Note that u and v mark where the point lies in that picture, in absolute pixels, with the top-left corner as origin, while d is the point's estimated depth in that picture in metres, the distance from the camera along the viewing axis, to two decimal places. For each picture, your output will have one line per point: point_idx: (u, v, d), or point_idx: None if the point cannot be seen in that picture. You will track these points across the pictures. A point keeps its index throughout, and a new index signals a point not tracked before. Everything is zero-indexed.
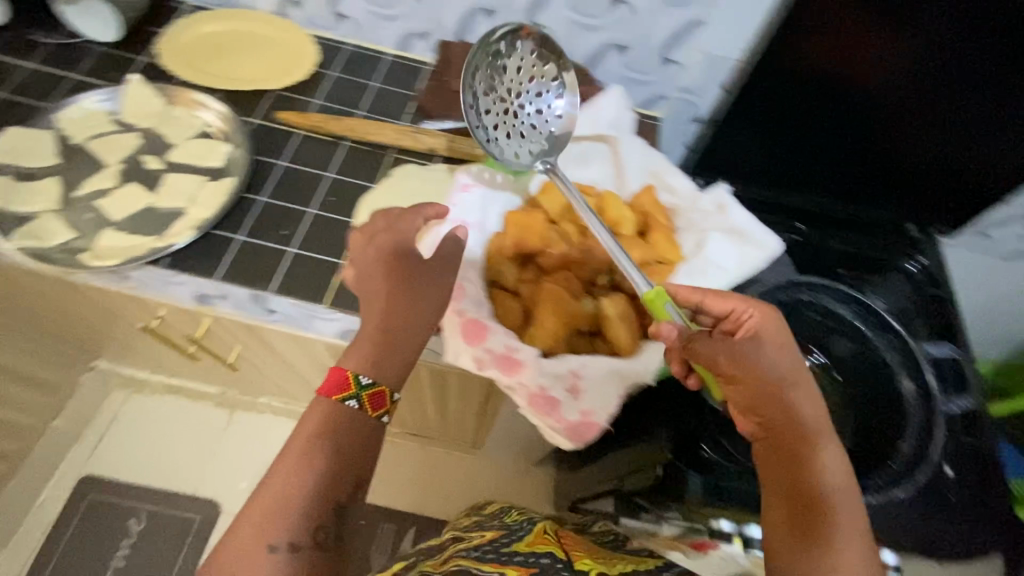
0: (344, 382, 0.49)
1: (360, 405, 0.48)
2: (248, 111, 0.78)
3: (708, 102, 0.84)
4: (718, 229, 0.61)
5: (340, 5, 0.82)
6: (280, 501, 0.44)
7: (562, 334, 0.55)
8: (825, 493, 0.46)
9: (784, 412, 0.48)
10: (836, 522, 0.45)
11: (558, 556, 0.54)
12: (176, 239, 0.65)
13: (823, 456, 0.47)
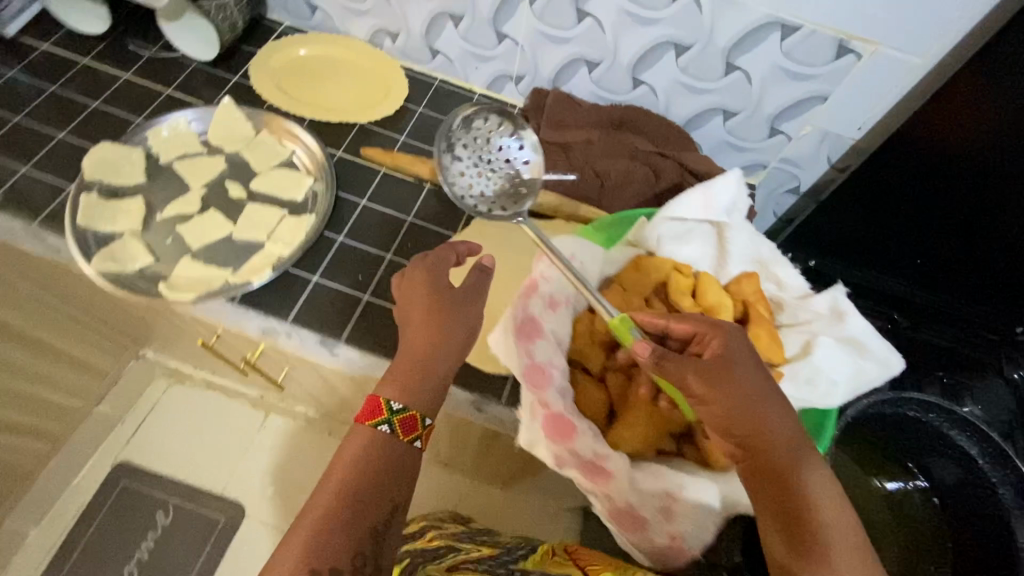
0: (377, 408, 0.49)
1: (392, 431, 0.48)
2: (334, 143, 0.76)
3: (812, 175, 0.78)
4: (832, 336, 0.56)
5: (435, 40, 0.79)
6: (322, 534, 0.43)
7: (652, 439, 0.51)
8: (809, 501, 0.42)
9: (743, 416, 0.44)
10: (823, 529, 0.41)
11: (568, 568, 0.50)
12: (254, 278, 0.63)
13: (809, 464, 0.44)
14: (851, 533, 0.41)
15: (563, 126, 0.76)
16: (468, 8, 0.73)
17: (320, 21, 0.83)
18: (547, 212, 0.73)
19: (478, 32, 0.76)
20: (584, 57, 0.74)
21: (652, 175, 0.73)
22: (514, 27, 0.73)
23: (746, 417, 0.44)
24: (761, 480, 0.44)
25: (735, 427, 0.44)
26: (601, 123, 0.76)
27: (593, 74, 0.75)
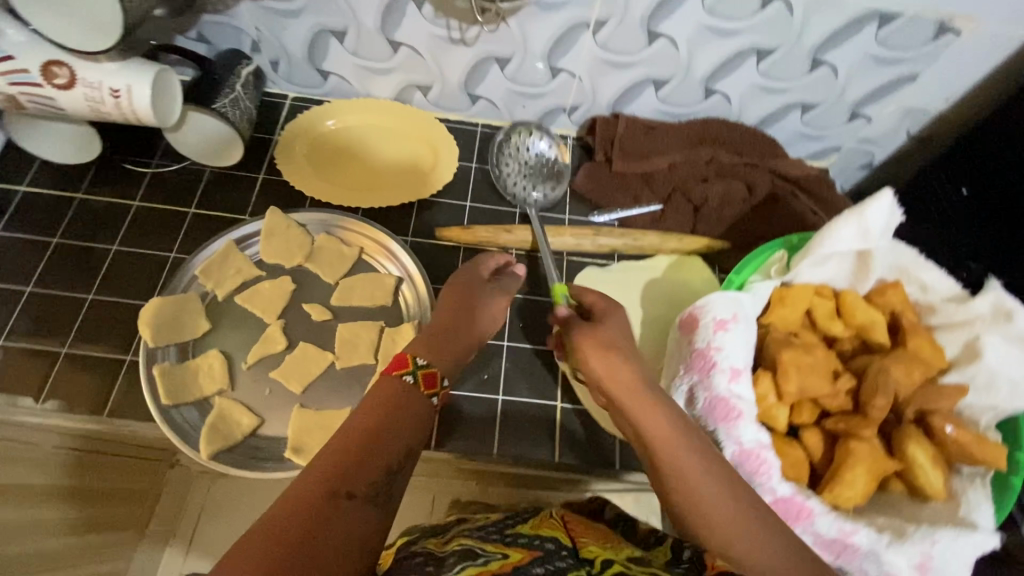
0: (403, 359, 0.47)
1: (415, 382, 0.45)
2: (399, 228, 0.68)
3: (887, 149, 0.76)
4: (1001, 335, 0.54)
5: (476, 86, 0.71)
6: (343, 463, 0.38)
7: (870, 492, 0.50)
8: (668, 448, 0.43)
9: (602, 378, 0.47)
10: (686, 472, 0.42)
11: (562, 540, 0.46)
12: None
13: (649, 416, 0.44)
14: (708, 474, 0.41)
15: (640, 156, 0.71)
16: (518, 48, 0.65)
17: (335, 86, 0.73)
18: (650, 253, 0.68)
19: (529, 70, 0.68)
20: (652, 77, 0.68)
21: (746, 190, 0.70)
22: (572, 60, 0.66)
23: (597, 376, 0.47)
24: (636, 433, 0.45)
25: (607, 391, 0.47)
26: (678, 143, 0.71)
27: (662, 93, 0.69)
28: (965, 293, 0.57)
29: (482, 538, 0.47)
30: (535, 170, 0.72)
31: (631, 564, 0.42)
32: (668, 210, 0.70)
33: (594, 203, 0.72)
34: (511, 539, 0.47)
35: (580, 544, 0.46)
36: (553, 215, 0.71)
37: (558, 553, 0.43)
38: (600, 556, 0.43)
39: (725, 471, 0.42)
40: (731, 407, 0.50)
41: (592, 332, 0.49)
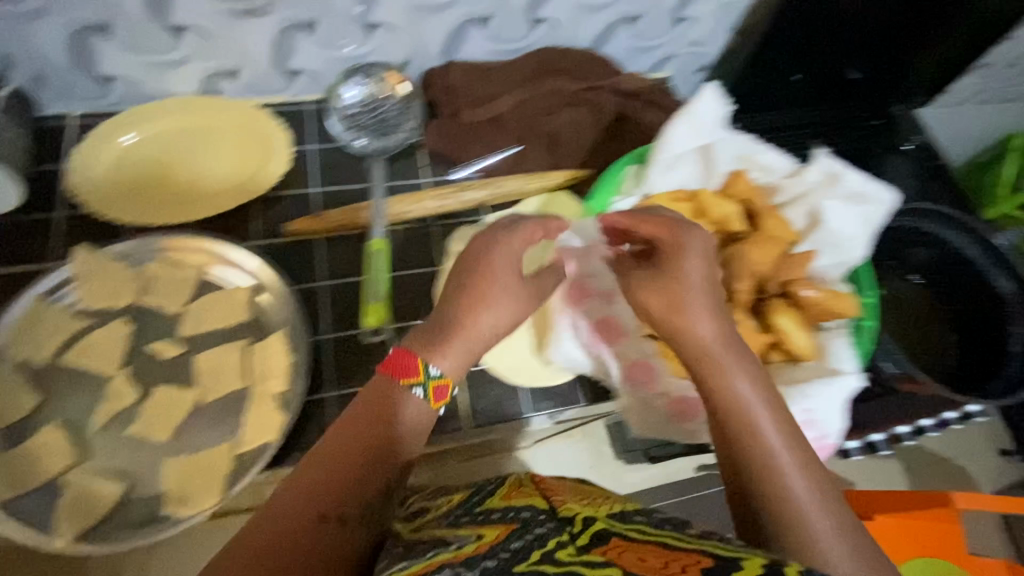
0: (410, 367, 0.42)
1: (426, 395, 0.42)
2: (243, 235, 0.62)
3: (715, 48, 0.79)
4: (834, 198, 0.59)
5: (290, 60, 0.64)
6: (325, 479, 0.37)
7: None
8: (749, 417, 0.40)
9: (697, 334, 0.43)
10: (763, 438, 0.39)
11: (540, 505, 0.40)
12: (269, 436, 0.52)
13: (700, 328, 0.43)
14: (781, 439, 0.39)
15: (483, 101, 0.68)
16: (320, 9, 0.59)
17: (126, 92, 0.64)
18: (516, 198, 0.67)
19: (342, 32, 0.62)
20: (472, 16, 0.64)
21: (594, 114, 0.69)
22: (384, 12, 0.61)
23: (695, 338, 0.43)
24: (710, 396, 0.42)
25: (691, 353, 0.43)
26: (517, 82, 0.69)
27: (488, 31, 0.67)
28: (799, 166, 0.62)
29: (451, 523, 0.40)
30: (370, 119, 0.67)
31: (615, 520, 0.36)
32: (525, 151, 0.68)
33: (450, 160, 0.68)
34: (483, 516, 0.41)
35: (561, 505, 0.40)
36: (410, 181, 0.67)
37: (536, 523, 0.36)
38: (581, 515, 0.37)
39: (796, 430, 0.40)
40: (616, 329, 0.58)
41: (670, 282, 0.45)
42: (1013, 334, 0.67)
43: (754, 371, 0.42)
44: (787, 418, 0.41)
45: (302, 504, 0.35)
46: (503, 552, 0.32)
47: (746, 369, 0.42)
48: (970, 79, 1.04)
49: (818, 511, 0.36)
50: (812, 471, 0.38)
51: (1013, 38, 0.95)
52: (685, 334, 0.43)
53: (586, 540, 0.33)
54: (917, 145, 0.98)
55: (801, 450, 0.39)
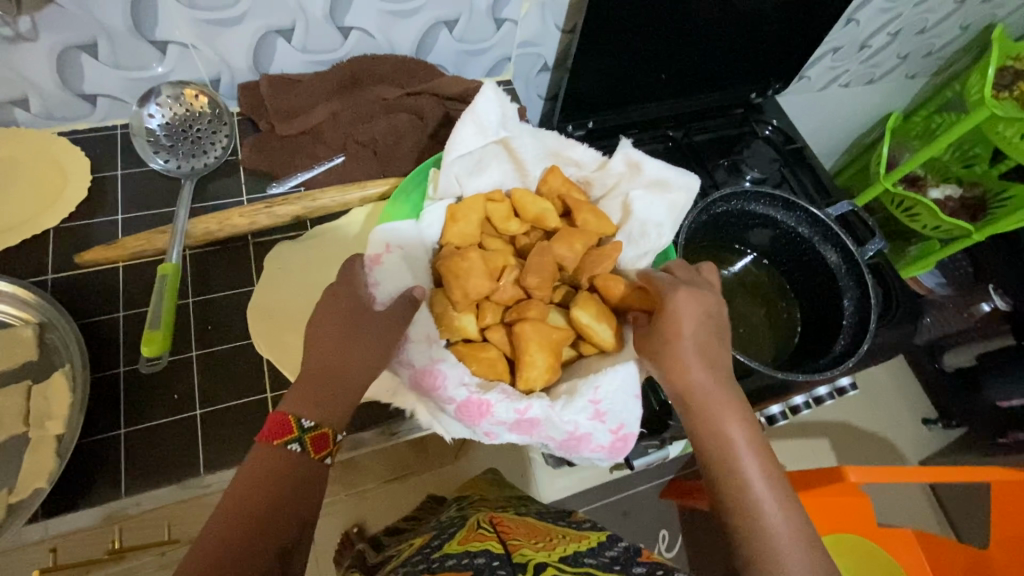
0: (285, 424, 0.42)
1: (304, 448, 0.42)
2: (36, 269, 0.59)
3: (550, 47, 0.79)
4: (637, 187, 0.62)
5: (79, 84, 0.61)
6: (228, 552, 0.37)
7: (555, 366, 0.53)
8: (734, 455, 0.46)
9: (685, 381, 0.48)
10: (744, 469, 0.45)
11: (494, 549, 0.51)
12: (43, 481, 0.48)
13: (688, 370, 0.48)
14: (757, 467, 0.45)
15: (298, 112, 0.67)
16: (96, 30, 0.57)
17: None
18: (338, 209, 0.66)
19: (128, 53, 0.60)
20: (272, 28, 0.62)
21: (416, 119, 0.69)
22: (171, 29, 0.59)
23: (683, 384, 0.48)
24: (702, 437, 0.47)
25: (687, 392, 0.48)
26: (334, 91, 0.67)
27: (295, 42, 0.65)
28: (605, 158, 0.64)
29: (416, 569, 0.50)
30: (179, 139, 0.65)
31: (565, 564, 0.48)
32: (349, 161, 0.67)
33: (270, 175, 0.67)
34: (439, 562, 0.50)
35: (513, 548, 0.52)
36: (229, 200, 0.66)
37: (491, 567, 0.47)
38: (532, 559, 0.49)
39: (768, 457, 0.46)
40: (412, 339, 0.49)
41: (670, 329, 0.49)
42: (843, 305, 0.69)
43: (741, 413, 0.47)
44: (762, 445, 0.47)
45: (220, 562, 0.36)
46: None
47: (737, 413, 0.48)
48: (826, 60, 1.07)
49: (771, 506, 0.43)
50: (778, 487, 0.45)
51: (858, 20, 0.98)
52: (679, 381, 0.48)
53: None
54: (775, 129, 1.01)
55: (773, 473, 0.45)
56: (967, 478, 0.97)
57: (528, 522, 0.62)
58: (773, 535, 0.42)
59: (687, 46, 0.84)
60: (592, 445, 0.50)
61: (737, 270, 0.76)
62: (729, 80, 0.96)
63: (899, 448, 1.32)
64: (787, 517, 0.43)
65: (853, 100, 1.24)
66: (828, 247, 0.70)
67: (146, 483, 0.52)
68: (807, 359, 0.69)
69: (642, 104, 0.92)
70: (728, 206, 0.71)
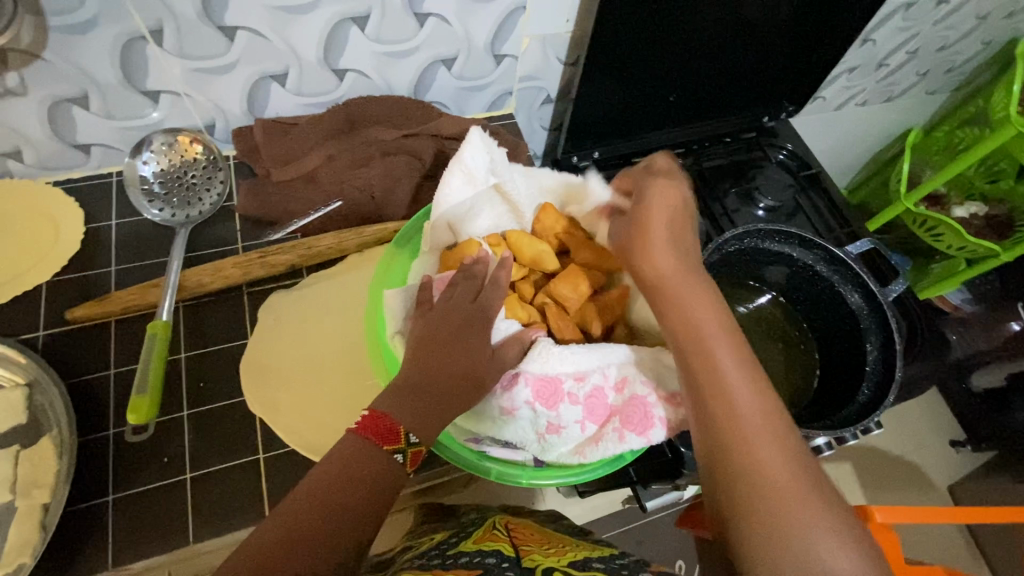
0: (390, 432, 0.42)
1: (403, 462, 0.42)
2: (27, 326, 0.57)
3: (553, 80, 0.77)
4: None
5: (72, 135, 0.60)
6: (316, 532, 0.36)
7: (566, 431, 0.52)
8: (726, 380, 0.39)
9: (675, 305, 0.42)
10: (735, 397, 0.39)
11: (506, 552, 0.48)
12: (27, 556, 0.47)
13: (687, 295, 0.43)
14: (749, 397, 0.39)
15: (293, 158, 0.65)
16: (85, 81, 0.55)
17: None
18: (335, 255, 0.64)
19: (119, 102, 0.59)
20: (265, 73, 0.61)
21: (414, 161, 0.67)
22: (161, 78, 0.58)
23: (653, 272, 0.43)
24: (697, 370, 0.40)
25: (675, 319, 0.42)
26: (330, 134, 0.66)
27: (290, 86, 0.64)
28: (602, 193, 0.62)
29: (427, 564, 0.47)
30: (175, 188, 0.64)
31: (574, 568, 0.45)
32: (346, 206, 0.65)
33: (266, 222, 0.65)
34: (451, 559, 0.47)
35: (525, 552, 0.48)
36: (223, 248, 0.64)
37: (499, 568, 0.44)
38: (541, 563, 0.46)
39: (766, 394, 0.40)
40: (554, 389, 0.51)
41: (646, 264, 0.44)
42: (865, 350, 0.65)
43: (736, 342, 0.41)
44: (756, 374, 0.40)
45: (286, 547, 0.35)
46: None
47: (730, 341, 0.41)
48: (842, 80, 1.04)
49: (768, 448, 0.37)
50: (774, 420, 0.38)
51: (873, 39, 0.95)
52: (666, 303, 0.43)
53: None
54: (790, 153, 0.97)
55: (767, 405, 0.39)
56: (1001, 517, 0.91)
57: (546, 532, 0.59)
58: (777, 501, 0.35)
59: (697, 72, 0.82)
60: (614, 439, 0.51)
61: (753, 307, 0.73)
62: (740, 104, 0.93)
63: (927, 474, 1.26)
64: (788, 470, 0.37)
65: (870, 119, 1.20)
66: (846, 287, 0.67)
67: (134, 553, 0.49)
68: (827, 411, 0.65)
69: (649, 132, 0.89)
70: (741, 244, 0.68)
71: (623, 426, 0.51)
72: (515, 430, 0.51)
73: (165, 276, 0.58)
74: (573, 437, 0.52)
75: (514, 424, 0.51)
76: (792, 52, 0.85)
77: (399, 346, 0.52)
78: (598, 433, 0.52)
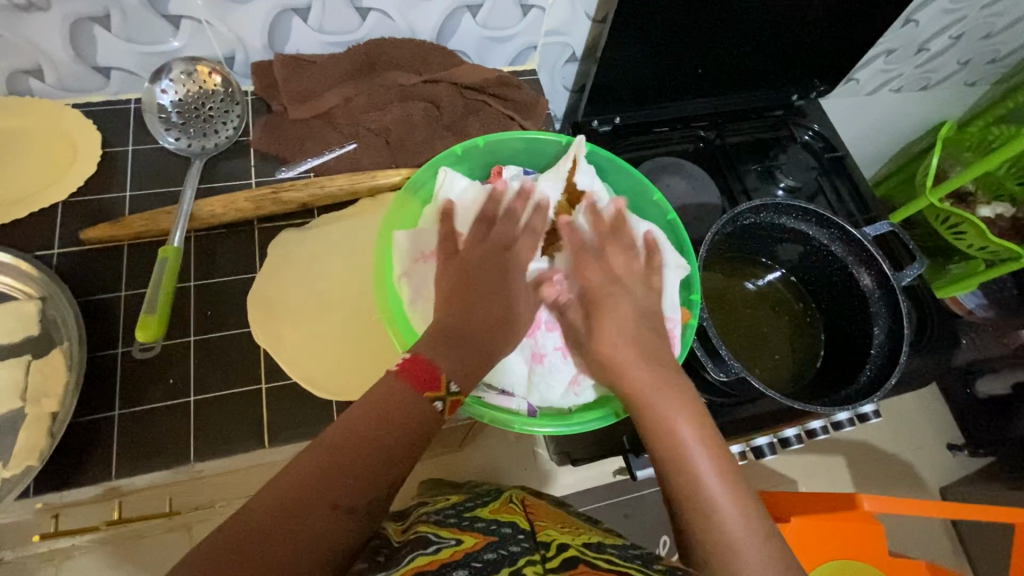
0: (434, 380, 0.42)
1: (442, 409, 0.42)
2: (42, 243, 0.58)
3: (579, 38, 0.75)
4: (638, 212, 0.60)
5: (93, 57, 0.60)
6: (349, 466, 0.38)
7: (552, 369, 0.53)
8: (682, 446, 0.44)
9: (624, 380, 0.48)
10: (686, 457, 0.43)
11: (521, 523, 0.47)
12: (35, 460, 0.49)
13: (626, 363, 0.49)
14: (708, 463, 0.43)
15: (310, 97, 0.65)
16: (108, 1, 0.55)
17: None
18: (346, 197, 0.64)
19: (140, 25, 0.58)
20: (288, 6, 0.60)
21: (432, 109, 0.67)
22: (183, 4, 0.57)
23: (605, 349, 0.50)
24: (650, 429, 0.46)
25: (625, 389, 0.48)
26: (349, 74, 0.66)
27: (311, 22, 0.63)
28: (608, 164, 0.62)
29: (446, 521, 0.48)
30: (195, 119, 0.64)
31: (586, 548, 0.43)
32: (360, 149, 0.65)
33: (279, 159, 0.65)
34: (468, 521, 0.48)
35: (539, 527, 0.48)
36: (237, 183, 0.64)
37: (515, 538, 0.44)
38: (556, 539, 0.44)
39: (716, 447, 0.44)
40: (535, 317, 0.54)
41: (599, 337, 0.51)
42: (871, 333, 0.65)
43: (689, 407, 0.46)
44: (708, 434, 0.45)
45: (312, 486, 0.36)
46: (477, 561, 0.40)
47: (680, 404, 0.46)
48: (878, 63, 1.00)
49: (727, 509, 0.41)
50: (732, 484, 0.42)
51: (916, 20, 0.91)
52: (617, 376, 0.49)
53: (558, 561, 0.40)
54: (816, 134, 0.94)
55: (719, 461, 0.43)
56: (989, 515, 0.91)
57: (559, 511, 0.58)
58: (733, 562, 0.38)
59: (730, 42, 0.79)
60: None
61: (761, 285, 0.72)
62: (769, 79, 0.90)
63: (921, 473, 1.26)
64: (742, 514, 0.41)
65: (902, 106, 1.16)
66: (858, 271, 0.66)
67: (135, 467, 0.51)
68: (827, 389, 0.65)
69: (674, 100, 0.87)
70: (757, 218, 0.67)
71: None
72: (509, 364, 0.53)
73: (179, 204, 0.59)
74: (565, 369, 0.53)
75: (504, 360, 0.53)
76: (830, 26, 0.82)
77: (404, 288, 0.53)
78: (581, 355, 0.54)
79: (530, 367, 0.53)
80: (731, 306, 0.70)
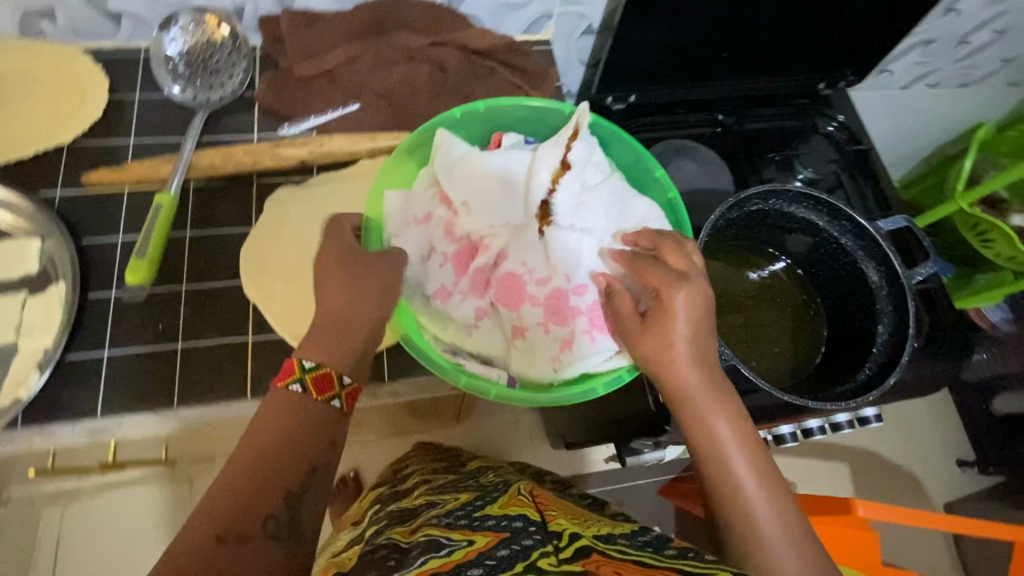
0: (323, 380, 0.42)
1: (340, 406, 0.42)
2: (47, 184, 0.59)
3: (595, 8, 0.73)
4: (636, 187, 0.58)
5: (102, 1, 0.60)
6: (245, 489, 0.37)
7: (531, 343, 0.53)
8: (726, 459, 0.42)
9: (675, 383, 0.44)
10: (733, 471, 0.42)
11: (531, 514, 0.42)
12: (23, 393, 0.51)
13: (675, 366, 0.44)
14: (750, 475, 0.42)
15: (315, 53, 0.64)
16: None
17: None
18: (345, 157, 0.63)
19: None
20: None
21: (438, 72, 0.66)
22: None
23: (651, 351, 0.45)
24: (697, 439, 0.43)
25: (674, 392, 0.44)
26: (356, 33, 0.65)
27: None
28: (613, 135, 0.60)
29: (457, 523, 0.42)
30: (201, 71, 0.63)
31: (599, 539, 0.38)
32: (364, 109, 0.65)
33: (282, 115, 0.65)
34: (480, 521, 0.41)
35: (551, 517, 0.42)
36: (238, 136, 0.63)
37: (526, 532, 0.38)
38: (568, 530, 0.39)
39: (760, 455, 0.43)
40: (518, 289, 0.53)
41: (657, 339, 0.44)
42: (875, 330, 0.63)
43: (733, 410, 0.44)
44: (751, 440, 0.43)
45: (204, 536, 0.34)
46: (491, 561, 0.34)
47: (727, 409, 0.44)
48: (914, 55, 0.95)
49: (769, 522, 0.40)
50: (774, 493, 0.41)
51: (959, 10, 0.86)
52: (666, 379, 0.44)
53: (570, 552, 0.35)
54: (841, 125, 0.91)
55: (762, 471, 0.42)
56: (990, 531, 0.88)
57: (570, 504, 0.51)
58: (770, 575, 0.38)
59: (754, 21, 0.76)
60: (579, 340, 0.52)
61: (764, 274, 0.70)
62: (796, 65, 0.86)
63: (925, 484, 1.23)
64: (784, 529, 0.40)
65: (937, 103, 1.11)
66: (868, 267, 0.63)
67: (120, 407, 0.52)
68: (824, 384, 0.63)
69: (693, 81, 0.84)
70: (765, 204, 0.64)
71: (591, 326, 0.52)
72: (488, 335, 0.54)
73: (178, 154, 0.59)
74: (546, 344, 0.52)
75: (485, 327, 0.54)
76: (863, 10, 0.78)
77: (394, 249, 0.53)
78: (561, 331, 0.52)
79: (510, 339, 0.54)
80: (731, 294, 0.68)
